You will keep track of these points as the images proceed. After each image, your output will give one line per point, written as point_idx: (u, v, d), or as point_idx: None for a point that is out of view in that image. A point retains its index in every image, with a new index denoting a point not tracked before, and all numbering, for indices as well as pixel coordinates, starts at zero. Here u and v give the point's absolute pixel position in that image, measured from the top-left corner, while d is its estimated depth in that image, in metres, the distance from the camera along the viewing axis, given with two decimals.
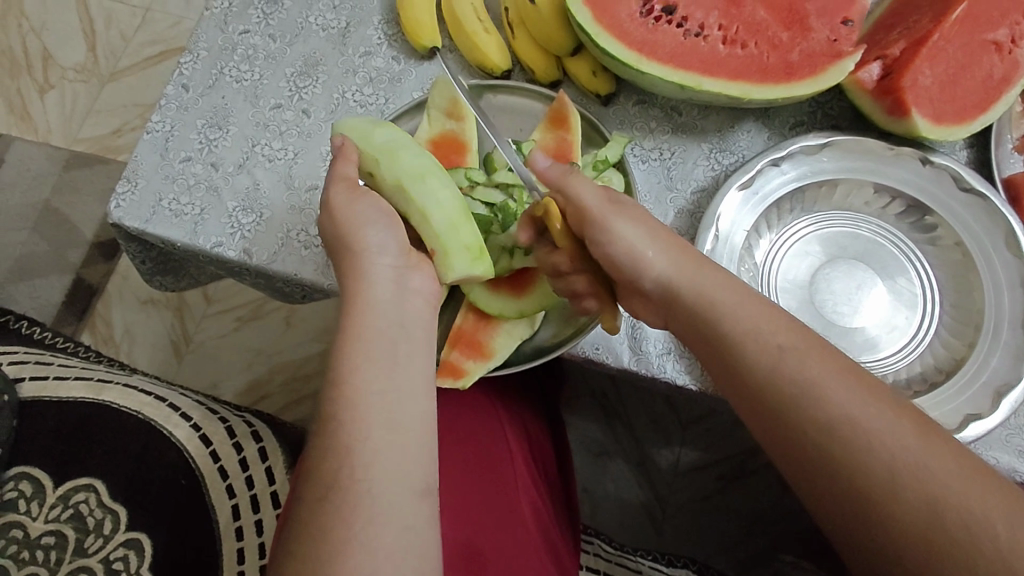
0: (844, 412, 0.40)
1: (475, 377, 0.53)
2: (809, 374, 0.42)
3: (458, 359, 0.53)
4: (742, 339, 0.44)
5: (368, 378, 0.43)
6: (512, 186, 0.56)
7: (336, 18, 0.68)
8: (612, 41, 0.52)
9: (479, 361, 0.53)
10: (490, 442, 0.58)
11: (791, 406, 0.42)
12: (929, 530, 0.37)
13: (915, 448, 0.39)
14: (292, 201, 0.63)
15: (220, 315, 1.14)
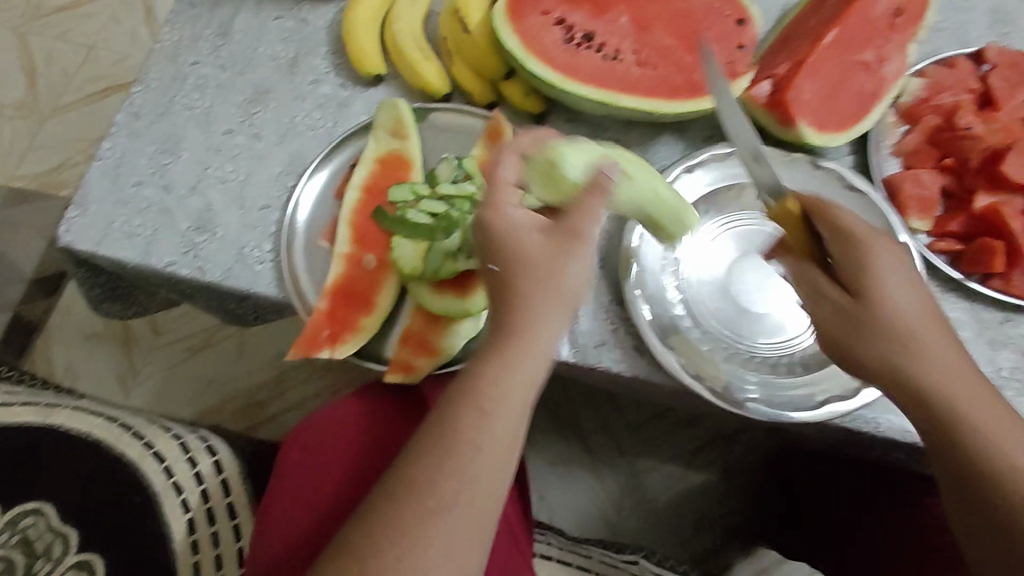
0: (978, 418, 0.46)
1: (425, 373, 0.58)
2: (977, 414, 0.47)
3: (409, 358, 0.58)
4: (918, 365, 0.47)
5: (470, 434, 0.45)
6: (454, 197, 0.60)
7: (285, 49, 0.73)
8: (538, 64, 0.59)
9: (427, 358, 0.58)
10: None
11: (963, 451, 0.46)
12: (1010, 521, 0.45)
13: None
14: (245, 220, 0.65)
15: (169, 346, 1.12)
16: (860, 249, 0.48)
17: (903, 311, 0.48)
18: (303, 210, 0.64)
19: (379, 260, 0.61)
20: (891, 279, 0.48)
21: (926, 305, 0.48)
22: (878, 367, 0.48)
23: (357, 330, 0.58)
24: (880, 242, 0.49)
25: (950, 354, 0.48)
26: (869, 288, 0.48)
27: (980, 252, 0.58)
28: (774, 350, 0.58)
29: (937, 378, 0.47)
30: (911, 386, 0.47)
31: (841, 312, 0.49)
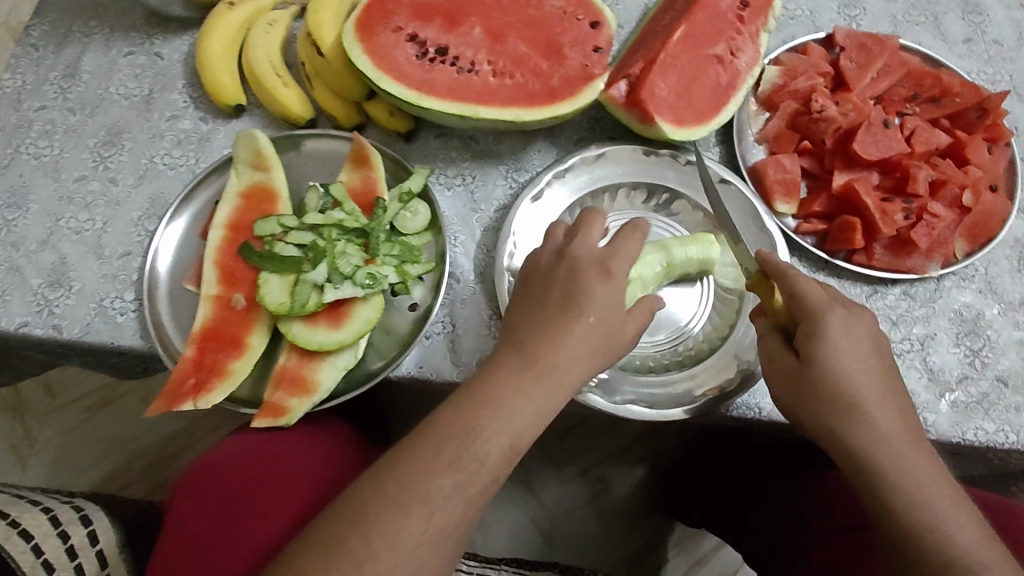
0: (894, 443, 0.44)
1: (300, 413, 0.55)
2: (900, 445, 0.44)
3: (282, 399, 0.55)
4: (842, 378, 0.45)
5: (432, 473, 0.44)
6: (322, 226, 0.59)
7: (139, 86, 0.69)
8: (392, 83, 0.57)
9: (304, 397, 0.55)
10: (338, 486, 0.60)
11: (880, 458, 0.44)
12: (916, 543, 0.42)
13: (941, 492, 0.43)
14: (104, 269, 0.62)
15: (67, 409, 1.05)
16: (814, 333, 0.46)
17: (846, 370, 0.45)
18: (164, 254, 0.61)
19: (247, 298, 0.58)
20: (853, 350, 0.46)
21: (879, 363, 0.47)
22: (800, 372, 0.47)
23: (224, 375, 0.55)
24: (832, 319, 0.46)
25: (899, 408, 0.46)
26: (819, 355, 0.46)
27: (841, 230, 0.60)
28: (665, 345, 0.60)
29: (857, 396, 0.45)
30: (844, 402, 0.45)
31: (793, 374, 0.47)
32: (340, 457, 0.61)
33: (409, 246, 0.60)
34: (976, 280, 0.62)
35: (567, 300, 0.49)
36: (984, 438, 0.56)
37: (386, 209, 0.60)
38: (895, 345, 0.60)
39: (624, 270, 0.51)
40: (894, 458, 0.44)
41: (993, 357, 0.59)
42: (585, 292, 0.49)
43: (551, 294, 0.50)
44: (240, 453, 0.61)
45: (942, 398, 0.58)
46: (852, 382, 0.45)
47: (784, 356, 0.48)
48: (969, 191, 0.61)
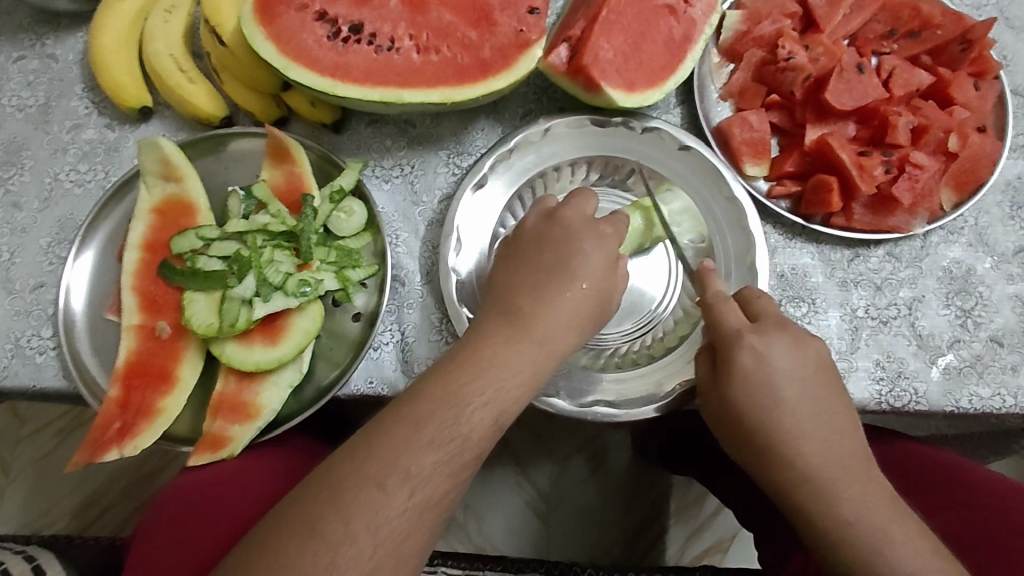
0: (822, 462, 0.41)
1: (245, 441, 0.50)
2: (832, 467, 0.41)
3: (223, 428, 0.50)
4: (764, 397, 0.43)
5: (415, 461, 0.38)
6: (245, 233, 0.53)
7: (33, 95, 0.62)
8: (302, 71, 0.51)
9: (245, 423, 0.50)
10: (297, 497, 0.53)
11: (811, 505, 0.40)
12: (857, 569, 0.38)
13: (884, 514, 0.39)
14: (15, 305, 0.56)
15: (36, 435, 1.01)
16: (729, 366, 0.44)
17: (778, 398, 0.43)
18: (77, 284, 0.55)
19: (173, 325, 0.53)
20: (777, 384, 0.43)
21: (807, 390, 0.43)
22: (728, 412, 0.45)
23: (152, 415, 0.50)
24: (743, 356, 0.43)
25: (828, 438, 0.42)
26: (738, 398, 0.43)
27: (816, 191, 0.55)
28: (632, 335, 0.55)
29: (785, 418, 0.42)
30: (768, 445, 0.42)
31: (721, 413, 0.45)
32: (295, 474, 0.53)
33: (346, 250, 0.54)
34: (966, 233, 0.57)
35: (557, 268, 0.45)
36: (979, 405, 0.53)
37: (315, 211, 0.54)
38: (881, 312, 0.55)
39: (616, 240, 0.48)
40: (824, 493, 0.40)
41: (987, 316, 0.55)
42: (579, 257, 0.46)
43: (546, 254, 0.46)
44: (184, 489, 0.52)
45: (933, 365, 0.54)
46: (774, 401, 0.42)
47: (711, 397, 0.46)
48: (955, 135, 0.55)
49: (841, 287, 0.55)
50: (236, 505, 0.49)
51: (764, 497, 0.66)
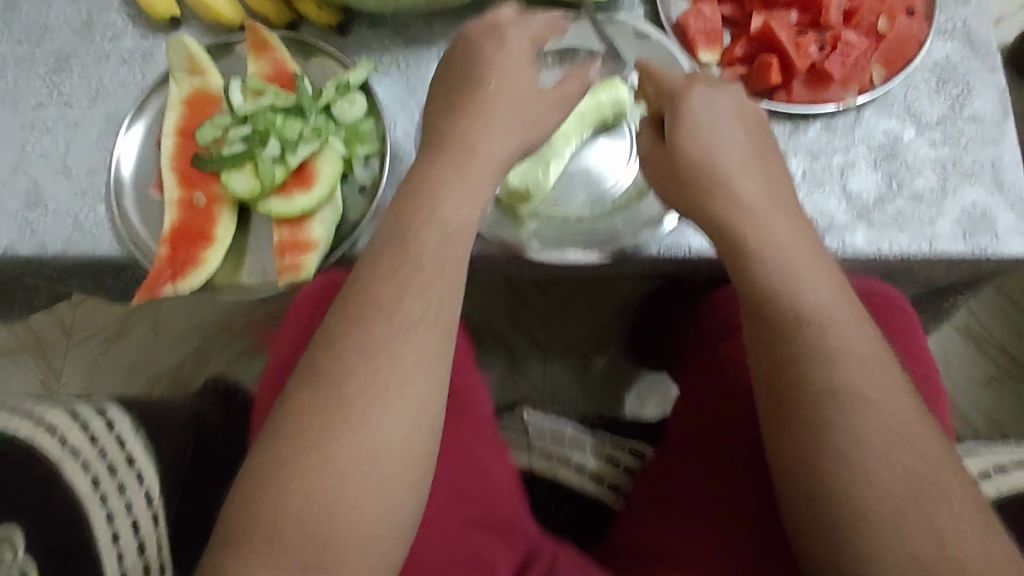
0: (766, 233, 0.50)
1: (316, 265, 0.59)
2: (772, 230, 0.50)
3: (295, 258, 0.59)
4: (718, 157, 0.52)
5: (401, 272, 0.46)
6: (255, 112, 0.63)
7: (77, 11, 0.71)
8: None
9: (308, 251, 0.59)
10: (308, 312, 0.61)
11: (734, 221, 0.51)
12: (797, 335, 0.46)
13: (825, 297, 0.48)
14: (74, 188, 0.66)
15: (83, 344, 1.13)
16: (681, 110, 0.53)
17: (714, 139, 0.52)
18: (127, 166, 0.65)
19: (208, 196, 0.63)
20: (715, 131, 0.52)
21: (747, 159, 0.53)
22: (671, 158, 0.54)
23: (197, 264, 0.61)
24: (693, 103, 0.53)
25: (780, 226, 0.50)
26: (685, 135, 0.53)
27: (759, 70, 0.63)
28: (584, 205, 0.63)
29: (738, 186, 0.51)
30: (704, 176, 0.52)
31: (663, 157, 0.54)
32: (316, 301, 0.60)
33: (353, 129, 0.63)
34: (895, 107, 0.65)
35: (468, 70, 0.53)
36: (898, 250, 0.61)
37: (320, 96, 0.64)
38: (816, 176, 0.63)
39: (519, 36, 0.53)
40: (744, 215, 0.51)
41: (909, 177, 0.63)
42: (480, 60, 0.53)
43: (456, 76, 0.53)
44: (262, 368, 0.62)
45: (860, 220, 0.62)
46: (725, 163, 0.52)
47: (659, 164, 0.55)
48: (884, 17, 0.63)
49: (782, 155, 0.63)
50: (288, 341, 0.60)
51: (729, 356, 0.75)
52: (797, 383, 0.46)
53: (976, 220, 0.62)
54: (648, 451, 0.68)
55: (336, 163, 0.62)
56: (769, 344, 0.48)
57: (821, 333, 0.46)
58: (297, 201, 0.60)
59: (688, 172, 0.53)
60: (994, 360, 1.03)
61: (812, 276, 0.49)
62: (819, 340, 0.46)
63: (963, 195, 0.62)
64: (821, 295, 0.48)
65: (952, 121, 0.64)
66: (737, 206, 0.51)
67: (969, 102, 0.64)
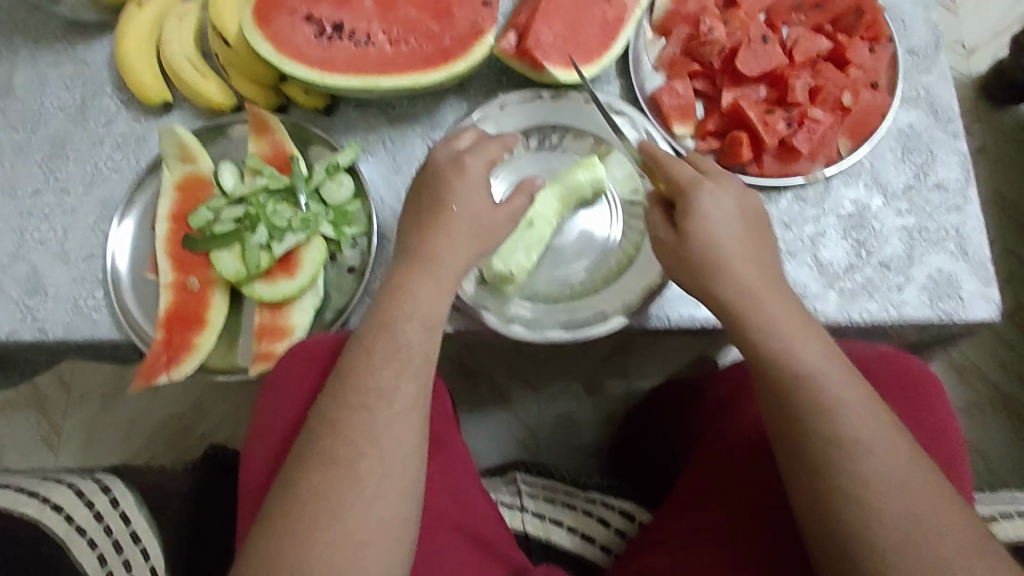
0: (763, 311, 0.50)
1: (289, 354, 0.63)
2: (769, 304, 0.50)
3: (268, 346, 0.63)
4: (713, 245, 0.51)
5: (392, 374, 0.47)
6: (248, 195, 0.65)
7: (70, 96, 0.73)
8: (295, 65, 0.62)
9: (282, 340, 0.63)
10: (290, 390, 0.57)
11: (742, 310, 0.50)
12: (801, 396, 0.46)
13: (818, 360, 0.47)
14: (72, 273, 0.68)
15: (80, 400, 1.11)
16: (687, 203, 0.52)
17: (716, 235, 0.51)
18: (122, 252, 0.67)
19: (201, 279, 0.65)
20: (718, 226, 0.52)
21: (743, 239, 0.52)
22: (681, 253, 0.53)
23: (192, 349, 0.63)
24: (701, 194, 0.52)
25: (781, 301, 0.51)
26: (691, 230, 0.52)
27: (731, 144, 0.65)
28: (580, 273, 0.66)
29: (738, 277, 0.51)
30: (712, 270, 0.51)
31: (671, 248, 0.54)
32: (304, 374, 0.57)
33: (342, 212, 0.65)
34: (862, 177, 0.67)
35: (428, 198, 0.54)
36: (868, 317, 0.64)
37: (310, 179, 0.65)
38: (788, 245, 0.66)
39: (477, 165, 0.55)
40: (752, 312, 0.50)
41: (877, 245, 0.65)
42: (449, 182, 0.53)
43: (424, 198, 0.54)
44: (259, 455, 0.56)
45: (830, 288, 0.64)
46: (716, 246, 0.51)
47: (664, 248, 0.54)
48: (849, 92, 0.65)
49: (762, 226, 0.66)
50: (279, 419, 0.56)
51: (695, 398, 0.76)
52: (823, 488, 0.44)
53: (942, 286, 0.64)
54: (641, 516, 0.69)
55: (319, 250, 0.64)
56: (783, 444, 0.47)
57: (841, 436, 0.45)
58: (278, 287, 0.63)
59: (695, 262, 0.52)
60: (986, 398, 1.03)
61: (832, 372, 0.47)
62: (839, 443, 0.45)
63: (929, 262, 0.65)
64: (817, 354, 0.48)
65: (916, 190, 0.67)
66: (739, 292, 0.51)
67: (933, 170, 0.67)
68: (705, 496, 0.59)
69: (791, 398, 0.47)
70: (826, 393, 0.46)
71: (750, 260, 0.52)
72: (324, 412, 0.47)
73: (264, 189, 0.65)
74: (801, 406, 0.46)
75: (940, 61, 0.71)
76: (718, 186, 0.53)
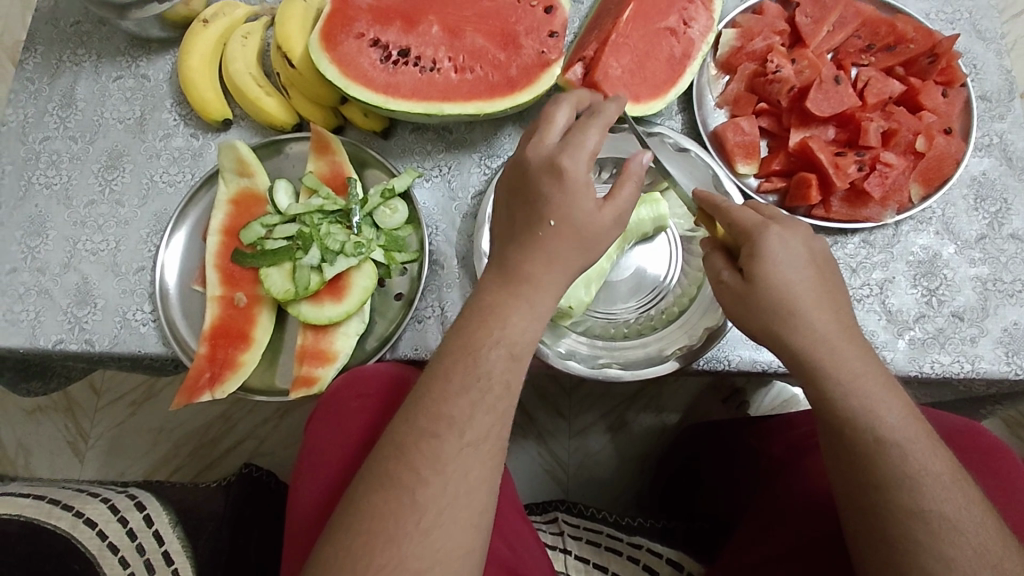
0: (845, 369, 0.46)
1: (329, 381, 0.60)
2: (847, 359, 0.47)
3: (310, 370, 0.60)
4: (788, 297, 0.48)
5: (460, 410, 0.45)
6: (304, 214, 0.64)
7: (131, 109, 0.74)
8: (361, 89, 0.61)
9: (325, 365, 0.60)
10: (345, 421, 0.57)
11: (822, 362, 0.47)
12: (882, 466, 0.44)
13: (902, 424, 0.45)
14: (123, 285, 0.68)
15: (112, 406, 1.10)
16: (755, 252, 0.48)
17: (791, 285, 0.48)
18: (171, 264, 0.66)
19: (249, 295, 0.63)
20: (792, 277, 0.48)
21: (819, 288, 0.48)
22: (749, 304, 0.50)
23: (236, 368, 0.61)
24: (773, 237, 0.48)
25: (859, 355, 0.47)
26: (762, 279, 0.48)
27: (799, 186, 0.64)
28: (636, 310, 0.65)
29: (813, 328, 0.47)
30: (787, 320, 0.48)
31: (737, 297, 0.50)
32: (361, 401, 0.57)
33: (394, 237, 0.64)
34: (933, 223, 0.65)
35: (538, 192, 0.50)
36: (939, 370, 0.61)
37: (366, 202, 0.64)
38: (855, 291, 0.63)
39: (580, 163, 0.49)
40: (831, 364, 0.47)
41: (949, 294, 0.63)
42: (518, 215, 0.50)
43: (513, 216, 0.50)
44: (311, 490, 0.56)
45: (900, 337, 0.62)
46: (793, 299, 0.48)
47: (728, 294, 0.51)
48: (922, 137, 0.63)
49: None
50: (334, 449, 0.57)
51: (744, 450, 0.74)
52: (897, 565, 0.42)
53: (1018, 341, 0.61)
54: (690, 565, 0.66)
55: (368, 279, 0.62)
56: (860, 509, 0.45)
57: (925, 508, 0.42)
58: (324, 311, 0.61)
59: (764, 313, 0.49)
60: None
61: (909, 439, 0.45)
62: (919, 513, 0.42)
63: (1004, 315, 0.62)
64: (900, 420, 0.45)
65: (990, 239, 0.64)
66: (817, 349, 0.47)
67: (1007, 220, 0.65)
68: (763, 557, 0.57)
69: (873, 469, 0.44)
70: (909, 462, 0.44)
71: (826, 313, 0.48)
72: (388, 447, 0.45)
73: (321, 209, 0.64)
74: (882, 477, 0.44)
75: (1016, 108, 0.69)
76: (790, 230, 0.49)
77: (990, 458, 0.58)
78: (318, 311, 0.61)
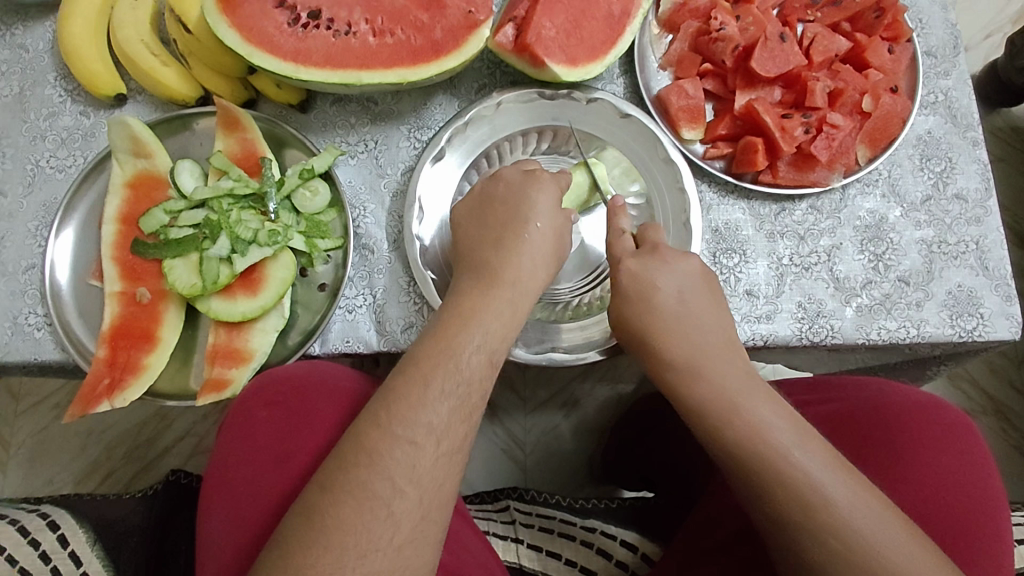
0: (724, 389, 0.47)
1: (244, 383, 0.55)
2: (725, 376, 0.48)
3: (221, 372, 0.55)
4: (662, 321, 0.50)
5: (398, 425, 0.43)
6: (211, 199, 0.57)
7: (7, 85, 0.65)
8: (266, 57, 0.55)
9: (240, 366, 0.55)
10: (252, 434, 0.55)
11: (699, 385, 0.47)
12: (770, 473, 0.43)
13: (791, 432, 0.44)
14: (10, 287, 0.60)
15: (34, 410, 1.01)
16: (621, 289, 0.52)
17: (644, 276, 0.51)
18: (63, 261, 0.59)
19: (153, 290, 0.57)
20: (646, 270, 0.51)
21: (694, 311, 0.50)
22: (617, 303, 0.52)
23: (140, 371, 0.55)
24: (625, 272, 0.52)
25: (740, 371, 0.48)
26: (632, 309, 0.51)
27: (745, 151, 0.61)
28: (584, 288, 0.62)
29: (684, 351, 0.49)
30: (660, 344, 0.49)
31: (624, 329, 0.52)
32: (268, 407, 0.55)
33: (316, 223, 0.58)
34: (879, 185, 0.63)
35: (512, 189, 0.53)
36: (886, 336, 0.60)
37: (281, 184, 0.58)
38: (803, 259, 0.61)
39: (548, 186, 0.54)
40: (711, 384, 0.47)
41: (895, 259, 0.62)
42: (514, 215, 0.52)
43: (497, 216, 0.52)
44: (218, 514, 0.53)
45: (847, 305, 0.60)
46: (666, 324, 0.49)
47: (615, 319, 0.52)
48: (868, 96, 0.62)
49: (769, 238, 0.62)
50: (243, 465, 0.54)
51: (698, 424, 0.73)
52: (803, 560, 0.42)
53: (961, 303, 0.61)
54: (646, 547, 0.65)
55: (286, 270, 0.57)
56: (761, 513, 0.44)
57: (827, 500, 0.42)
58: (236, 306, 0.55)
59: (644, 337, 0.50)
60: (976, 403, 1.02)
61: (796, 435, 0.44)
62: (786, 484, 0.43)
63: (948, 278, 0.61)
64: (788, 430, 0.45)
65: (935, 200, 0.63)
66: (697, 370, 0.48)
67: (952, 179, 0.64)
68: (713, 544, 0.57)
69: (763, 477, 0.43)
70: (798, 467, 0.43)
71: (704, 334, 0.49)
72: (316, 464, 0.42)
73: (231, 191, 0.58)
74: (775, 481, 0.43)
75: (960, 64, 0.67)
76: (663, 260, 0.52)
77: (948, 436, 0.57)
78: (228, 307, 0.55)
